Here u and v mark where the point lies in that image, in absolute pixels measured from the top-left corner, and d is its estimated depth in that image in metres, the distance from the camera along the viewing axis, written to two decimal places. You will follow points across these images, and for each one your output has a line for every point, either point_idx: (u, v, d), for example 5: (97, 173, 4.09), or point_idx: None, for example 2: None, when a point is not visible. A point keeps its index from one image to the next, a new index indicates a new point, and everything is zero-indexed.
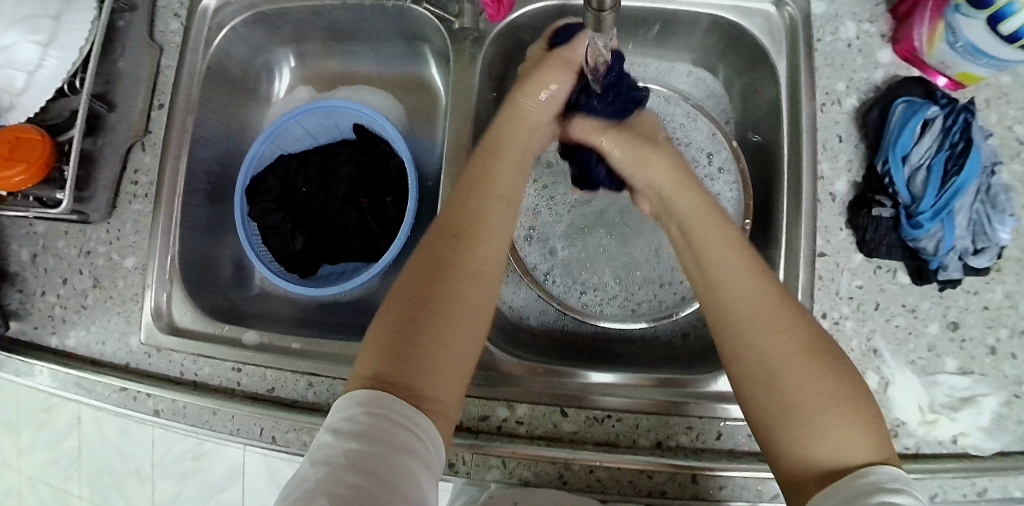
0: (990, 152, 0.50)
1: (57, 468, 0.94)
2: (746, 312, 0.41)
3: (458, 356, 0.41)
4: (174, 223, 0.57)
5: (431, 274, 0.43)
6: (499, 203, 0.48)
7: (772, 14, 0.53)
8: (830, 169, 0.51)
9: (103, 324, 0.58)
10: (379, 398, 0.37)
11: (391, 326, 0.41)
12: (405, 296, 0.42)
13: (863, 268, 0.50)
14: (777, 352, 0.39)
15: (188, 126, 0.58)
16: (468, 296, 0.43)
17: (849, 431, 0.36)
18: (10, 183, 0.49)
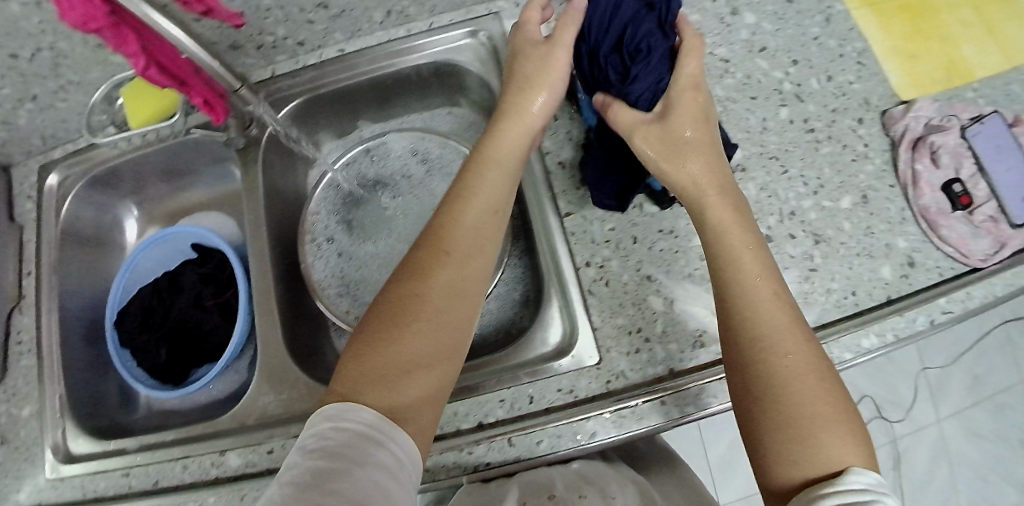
0: None
1: None
2: (790, 324, 0.42)
3: (425, 378, 0.42)
4: (57, 365, 0.65)
5: (394, 310, 0.43)
6: (490, 256, 0.47)
7: (475, 43, 0.61)
8: (553, 143, 0.59)
9: (12, 475, 0.64)
10: (350, 412, 0.38)
11: (370, 360, 0.41)
12: (379, 324, 0.43)
13: (609, 212, 0.56)
14: (803, 366, 0.40)
15: (54, 284, 0.67)
16: (438, 309, 0.43)
17: (838, 438, 0.37)
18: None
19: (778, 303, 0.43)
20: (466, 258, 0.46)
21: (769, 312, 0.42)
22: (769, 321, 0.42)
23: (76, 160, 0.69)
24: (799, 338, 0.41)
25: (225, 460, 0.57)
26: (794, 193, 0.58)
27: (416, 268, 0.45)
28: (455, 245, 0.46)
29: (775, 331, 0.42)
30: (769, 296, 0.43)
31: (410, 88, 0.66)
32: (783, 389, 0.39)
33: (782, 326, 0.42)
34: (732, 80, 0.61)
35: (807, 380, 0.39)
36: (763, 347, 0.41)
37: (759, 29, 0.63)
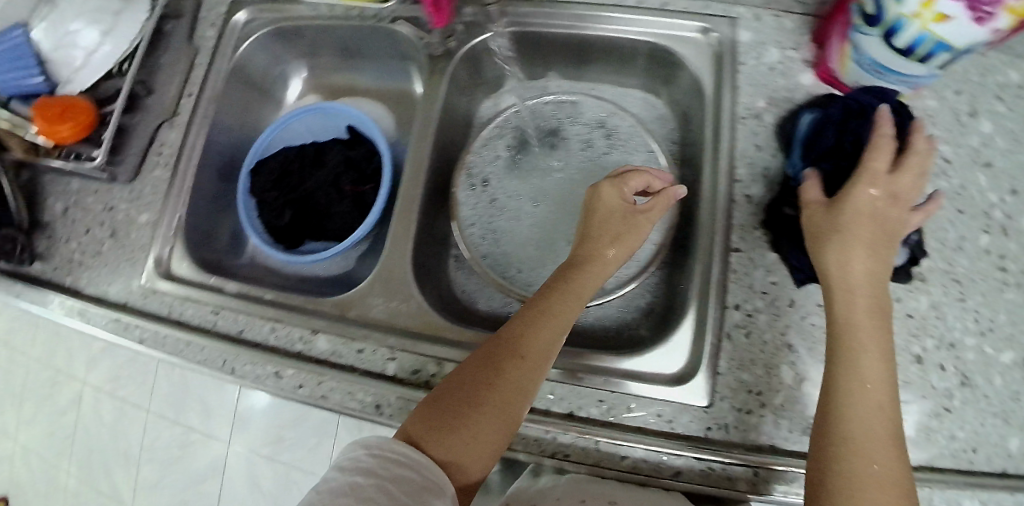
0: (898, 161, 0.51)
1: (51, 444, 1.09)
2: (879, 426, 0.38)
3: (488, 447, 0.43)
4: (186, 188, 0.67)
5: (480, 363, 0.46)
6: (558, 322, 0.48)
7: (701, 40, 0.59)
8: (747, 174, 0.55)
9: (113, 268, 0.67)
10: (390, 443, 0.42)
11: (433, 417, 0.44)
12: (451, 390, 0.45)
13: (776, 265, 0.53)
14: (887, 477, 0.36)
15: (207, 114, 0.68)
16: (516, 388, 0.45)
17: None
18: (57, 136, 0.62)
19: (874, 403, 0.39)
20: (539, 364, 0.46)
21: (860, 415, 0.38)
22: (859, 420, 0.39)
23: (268, 7, 0.69)
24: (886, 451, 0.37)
25: (314, 342, 0.57)
26: (962, 325, 0.54)
27: (497, 359, 0.46)
28: (531, 349, 0.46)
29: (866, 420, 0.38)
30: (861, 392, 0.39)
31: (615, 58, 0.64)
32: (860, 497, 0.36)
33: (883, 435, 0.38)
34: (947, 184, 0.57)
35: (883, 494, 0.35)
36: (845, 452, 0.37)
37: (993, 142, 0.58)
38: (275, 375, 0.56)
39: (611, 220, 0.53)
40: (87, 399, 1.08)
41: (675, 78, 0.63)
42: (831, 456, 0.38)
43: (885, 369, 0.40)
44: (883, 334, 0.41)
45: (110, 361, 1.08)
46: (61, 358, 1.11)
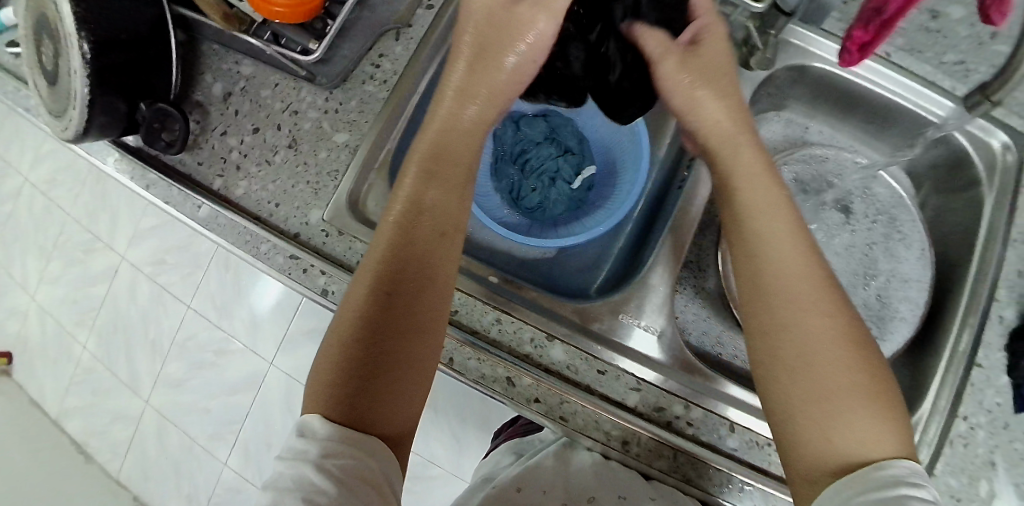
0: None
1: (76, 308, 1.02)
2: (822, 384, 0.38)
3: (409, 390, 0.41)
4: (402, 119, 0.55)
5: (379, 309, 0.40)
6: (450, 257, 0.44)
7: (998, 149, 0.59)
8: (1006, 296, 0.56)
9: (284, 186, 0.55)
10: (342, 435, 0.37)
11: (344, 344, 0.40)
12: (350, 325, 0.40)
13: (1004, 388, 0.56)
14: (878, 418, 0.37)
15: (447, 38, 0.56)
16: (417, 320, 0.41)
17: None
18: (270, 10, 0.48)
19: (818, 334, 0.39)
20: (444, 282, 0.43)
21: (814, 332, 0.39)
22: (801, 361, 0.39)
23: None
24: (841, 363, 0.38)
25: (550, 350, 0.50)
26: None
27: (389, 299, 0.41)
28: (418, 291, 0.42)
29: (824, 382, 0.38)
30: (808, 305, 0.40)
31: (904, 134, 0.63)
32: (862, 425, 0.37)
33: (829, 393, 0.37)
34: None
35: (884, 438, 0.36)
36: (827, 383, 0.38)
37: None
38: (507, 381, 0.49)
39: (757, 174, 0.44)
40: (123, 274, 0.98)
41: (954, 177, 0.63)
42: (829, 395, 0.38)
43: (822, 296, 0.40)
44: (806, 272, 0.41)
45: (150, 243, 0.97)
46: (99, 224, 1.01)
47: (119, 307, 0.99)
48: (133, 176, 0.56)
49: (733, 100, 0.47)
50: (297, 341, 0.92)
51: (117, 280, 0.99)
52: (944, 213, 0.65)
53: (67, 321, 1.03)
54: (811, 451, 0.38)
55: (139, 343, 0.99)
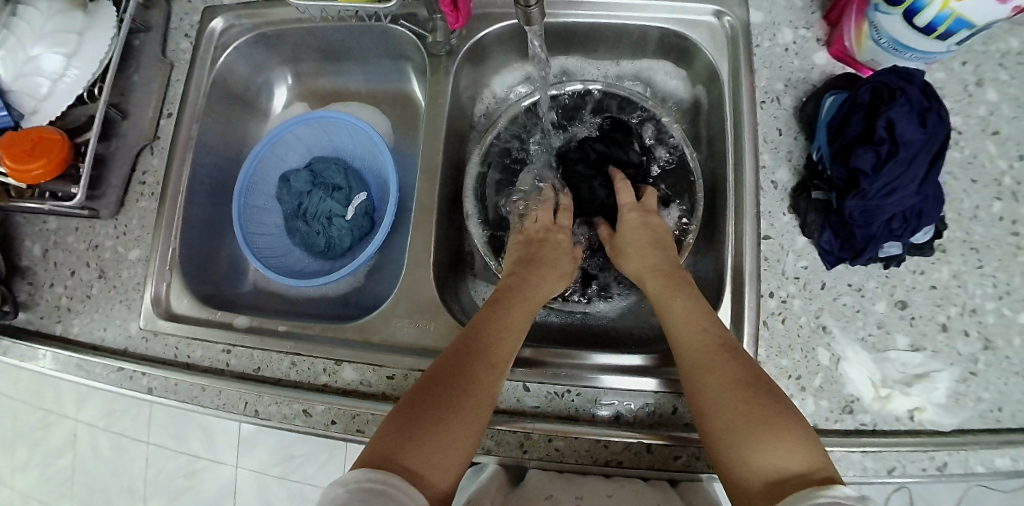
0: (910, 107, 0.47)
1: (53, 482, 1.11)
2: (698, 352, 0.47)
3: (454, 454, 0.42)
4: (177, 218, 0.62)
5: (437, 377, 0.46)
6: (507, 321, 0.51)
7: (714, 24, 0.61)
8: (772, 159, 0.56)
9: (105, 312, 0.62)
10: (371, 473, 0.39)
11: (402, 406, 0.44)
12: (423, 383, 0.45)
13: (807, 249, 0.54)
14: (728, 392, 0.44)
15: (191, 135, 0.63)
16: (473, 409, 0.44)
17: (792, 454, 0.40)
18: (29, 176, 0.55)
19: (692, 329, 0.49)
20: (505, 367, 0.48)
21: (692, 345, 0.48)
22: (690, 357, 0.48)
23: (246, 12, 0.64)
24: (728, 362, 0.46)
25: (341, 372, 0.55)
26: (981, 292, 0.54)
27: (457, 359, 0.47)
28: (498, 356, 0.48)
29: (720, 361, 0.46)
30: (685, 323, 0.50)
31: (625, 43, 0.65)
32: (706, 405, 0.45)
33: (705, 356, 0.47)
34: (959, 155, 0.57)
35: (726, 418, 0.43)
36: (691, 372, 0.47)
37: (997, 111, 0.58)
38: (305, 413, 0.53)
39: (645, 247, 0.58)
40: (83, 436, 1.10)
41: (689, 64, 0.65)
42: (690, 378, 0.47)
43: (697, 319, 0.50)
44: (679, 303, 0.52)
45: (97, 400, 1.10)
46: (49, 400, 1.12)
47: (88, 464, 1.10)
48: None
49: (623, 249, 0.59)
50: (251, 438, 1.05)
51: (79, 442, 1.10)
52: (700, 101, 0.66)
53: (49, 498, 1.11)
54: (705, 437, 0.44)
55: (111, 492, 1.09)
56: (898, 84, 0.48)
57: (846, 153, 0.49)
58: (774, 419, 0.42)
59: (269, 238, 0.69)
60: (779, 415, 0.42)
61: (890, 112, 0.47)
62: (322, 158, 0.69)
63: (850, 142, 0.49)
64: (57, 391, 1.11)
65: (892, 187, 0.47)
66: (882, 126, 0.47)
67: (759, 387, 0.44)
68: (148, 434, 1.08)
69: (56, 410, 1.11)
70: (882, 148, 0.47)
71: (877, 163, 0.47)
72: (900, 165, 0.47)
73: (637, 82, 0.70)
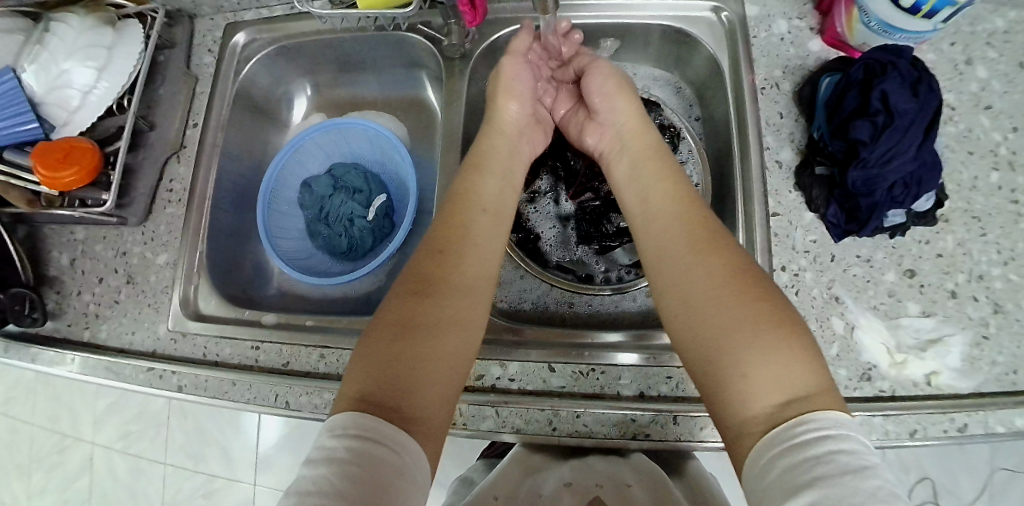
0: (907, 82, 0.50)
1: None
2: (666, 257, 0.47)
3: (432, 374, 0.43)
4: (203, 222, 0.64)
5: (412, 305, 0.46)
6: (483, 241, 0.51)
7: (713, 20, 0.64)
8: (775, 141, 0.59)
9: (134, 316, 0.63)
10: (360, 419, 0.38)
11: (378, 336, 0.44)
12: (398, 311, 0.45)
13: (814, 224, 0.56)
14: (737, 312, 0.41)
15: (217, 143, 0.67)
16: (442, 331, 0.45)
17: (775, 365, 0.38)
18: (62, 183, 0.57)
19: (690, 241, 0.47)
20: (473, 293, 0.48)
21: (676, 268, 0.46)
22: (669, 264, 0.47)
23: (268, 26, 0.68)
24: (723, 273, 0.44)
25: None
26: (987, 258, 0.56)
27: (422, 288, 0.47)
28: (462, 257, 0.49)
29: (688, 269, 0.45)
30: (664, 247, 0.48)
31: (627, 40, 0.69)
32: (700, 326, 0.42)
33: (687, 271, 0.45)
34: (955, 129, 0.60)
35: (711, 330, 0.42)
36: (689, 288, 0.44)
37: (990, 86, 0.61)
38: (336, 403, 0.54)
39: (642, 159, 0.56)
40: (98, 458, 1.10)
41: (689, 57, 0.68)
42: (689, 296, 0.44)
43: (695, 225, 0.48)
44: (664, 214, 0.50)
45: (114, 420, 1.10)
46: (64, 424, 1.12)
47: (103, 487, 1.10)
48: (17, 356, 0.63)
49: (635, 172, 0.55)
50: (269, 454, 1.05)
51: (96, 466, 1.10)
52: (702, 92, 0.69)
53: None
54: (703, 370, 0.42)
55: None
56: (891, 61, 0.51)
57: (844, 128, 0.52)
58: (776, 331, 0.40)
59: (291, 242, 0.71)
60: (781, 328, 0.40)
61: (882, 87, 0.50)
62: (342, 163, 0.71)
63: (847, 117, 0.52)
64: (72, 414, 1.11)
65: (891, 156, 0.50)
66: (876, 99, 0.50)
67: (758, 285, 0.43)
68: (166, 454, 1.08)
69: (71, 434, 1.11)
70: (876, 120, 0.50)
71: (874, 133, 0.50)
72: (897, 134, 0.49)
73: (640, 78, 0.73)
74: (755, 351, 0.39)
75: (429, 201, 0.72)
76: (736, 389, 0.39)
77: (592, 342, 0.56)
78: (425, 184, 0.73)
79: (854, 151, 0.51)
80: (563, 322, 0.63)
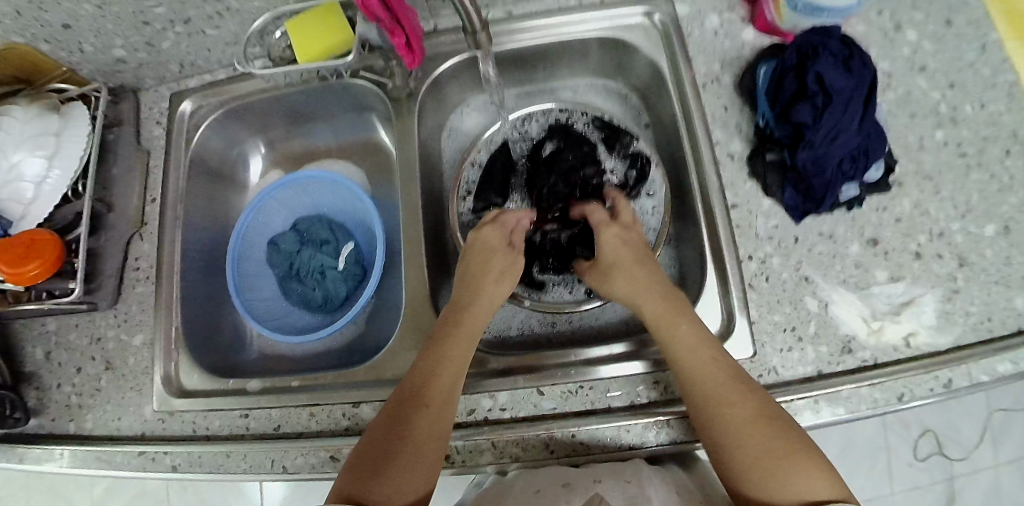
0: (838, 61, 0.52)
1: None
2: (700, 378, 0.48)
3: (417, 492, 0.45)
4: (175, 297, 0.64)
5: (398, 415, 0.48)
6: (464, 339, 0.53)
7: (647, 25, 0.66)
8: (724, 134, 0.60)
9: (118, 401, 0.62)
10: None
11: (364, 451, 0.47)
12: (385, 427, 0.48)
13: (774, 209, 0.58)
14: (752, 427, 0.45)
15: (178, 214, 0.66)
16: (422, 443, 0.46)
17: (801, 478, 0.42)
18: (25, 277, 0.56)
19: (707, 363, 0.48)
20: (450, 396, 0.49)
21: (707, 379, 0.47)
22: (699, 378, 0.48)
23: (213, 90, 0.68)
24: (741, 393, 0.47)
25: (359, 412, 0.56)
26: (945, 215, 0.58)
27: (406, 404, 0.48)
28: (447, 367, 0.51)
29: (725, 388, 0.47)
30: (692, 352, 0.49)
31: (570, 56, 0.70)
32: (729, 441, 0.45)
33: (718, 382, 0.47)
34: (893, 96, 0.62)
35: (751, 447, 0.44)
36: (712, 408, 0.46)
37: (919, 50, 0.64)
38: (333, 459, 0.54)
39: (630, 269, 0.57)
40: None
41: (631, 63, 0.69)
42: (708, 418, 0.46)
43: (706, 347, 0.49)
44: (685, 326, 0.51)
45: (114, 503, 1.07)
46: None
47: None
48: (3, 459, 0.62)
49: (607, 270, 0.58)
50: None
51: None
52: (649, 94, 0.70)
53: None
54: (732, 475, 0.45)
55: None
56: (822, 41, 0.53)
57: (787, 113, 0.53)
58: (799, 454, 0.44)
59: (267, 303, 0.71)
60: (801, 449, 0.44)
61: (816, 70, 0.51)
62: (306, 218, 0.71)
63: (788, 102, 0.53)
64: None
65: (836, 133, 0.51)
66: (813, 82, 0.51)
67: (779, 412, 0.46)
68: None
69: None
70: (814, 102, 0.51)
71: (816, 114, 0.52)
72: (837, 111, 0.51)
73: (588, 87, 0.74)
74: (794, 471, 0.43)
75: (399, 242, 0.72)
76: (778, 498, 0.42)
77: (576, 359, 0.56)
78: (393, 223, 0.73)
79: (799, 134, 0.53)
80: (546, 342, 0.64)
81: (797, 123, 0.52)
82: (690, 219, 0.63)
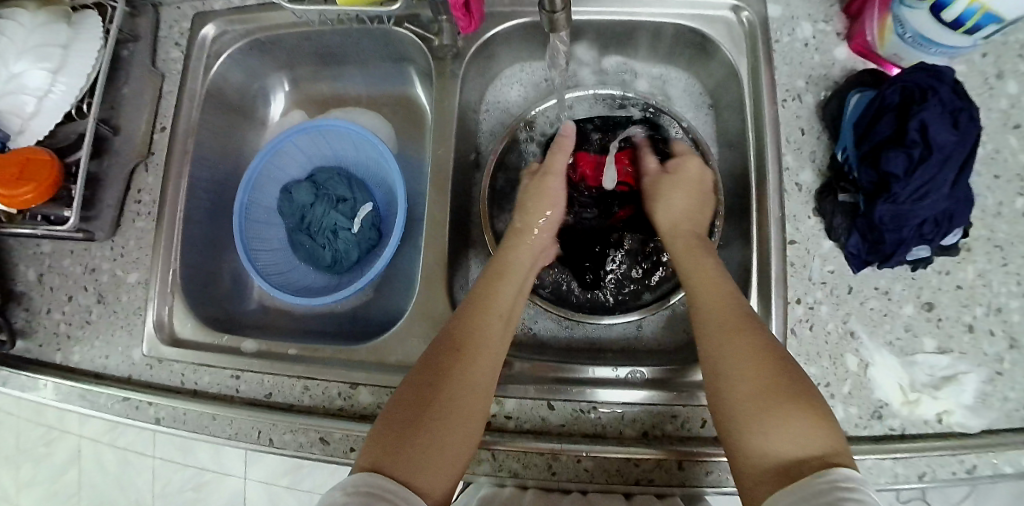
0: (946, 113, 0.46)
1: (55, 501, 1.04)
2: (707, 320, 0.46)
3: (452, 460, 0.42)
4: (176, 238, 0.60)
5: (441, 367, 0.45)
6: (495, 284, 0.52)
7: (731, 19, 0.58)
8: (795, 160, 0.55)
9: (107, 339, 0.59)
10: (372, 477, 0.38)
11: (386, 424, 0.42)
12: (423, 377, 0.45)
13: (832, 253, 0.53)
14: (741, 354, 0.43)
15: (187, 149, 0.61)
16: (462, 403, 0.43)
17: (792, 429, 0.38)
18: (18, 201, 0.51)
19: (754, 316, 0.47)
20: (494, 347, 0.48)
21: (714, 305, 0.47)
22: (705, 312, 0.47)
23: (239, 17, 0.61)
24: (738, 336, 0.44)
25: (357, 396, 0.53)
26: (1006, 289, 0.54)
27: (447, 352, 0.46)
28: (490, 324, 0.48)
29: (716, 330, 0.45)
30: (705, 282, 0.48)
31: (638, 39, 0.63)
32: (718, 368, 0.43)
33: (718, 320, 0.46)
34: (982, 149, 0.57)
35: (739, 384, 0.42)
36: (705, 333, 0.46)
37: (1019, 103, 0.57)
38: (323, 441, 0.51)
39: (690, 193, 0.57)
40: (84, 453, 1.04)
41: (705, 58, 0.62)
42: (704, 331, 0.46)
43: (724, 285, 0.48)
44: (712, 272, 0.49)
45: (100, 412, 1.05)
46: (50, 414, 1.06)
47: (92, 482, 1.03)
48: None
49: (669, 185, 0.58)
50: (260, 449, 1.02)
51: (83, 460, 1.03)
52: (718, 96, 0.64)
53: None
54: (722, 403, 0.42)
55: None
56: (930, 88, 0.47)
57: (876, 158, 0.48)
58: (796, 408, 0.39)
59: (272, 255, 0.66)
60: (791, 401, 0.39)
61: (921, 117, 0.46)
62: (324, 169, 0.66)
63: (880, 146, 0.48)
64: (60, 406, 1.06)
65: (925, 192, 0.46)
66: (914, 132, 0.46)
67: (790, 369, 0.42)
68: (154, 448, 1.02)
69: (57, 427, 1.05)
70: (912, 152, 0.46)
71: (908, 167, 0.46)
72: (933, 168, 0.46)
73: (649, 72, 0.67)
74: (805, 422, 0.38)
75: (421, 209, 0.67)
76: (738, 420, 0.40)
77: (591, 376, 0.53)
78: (417, 190, 0.68)
79: (884, 183, 0.48)
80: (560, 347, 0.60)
81: (886, 171, 0.47)
82: (738, 244, 0.58)
